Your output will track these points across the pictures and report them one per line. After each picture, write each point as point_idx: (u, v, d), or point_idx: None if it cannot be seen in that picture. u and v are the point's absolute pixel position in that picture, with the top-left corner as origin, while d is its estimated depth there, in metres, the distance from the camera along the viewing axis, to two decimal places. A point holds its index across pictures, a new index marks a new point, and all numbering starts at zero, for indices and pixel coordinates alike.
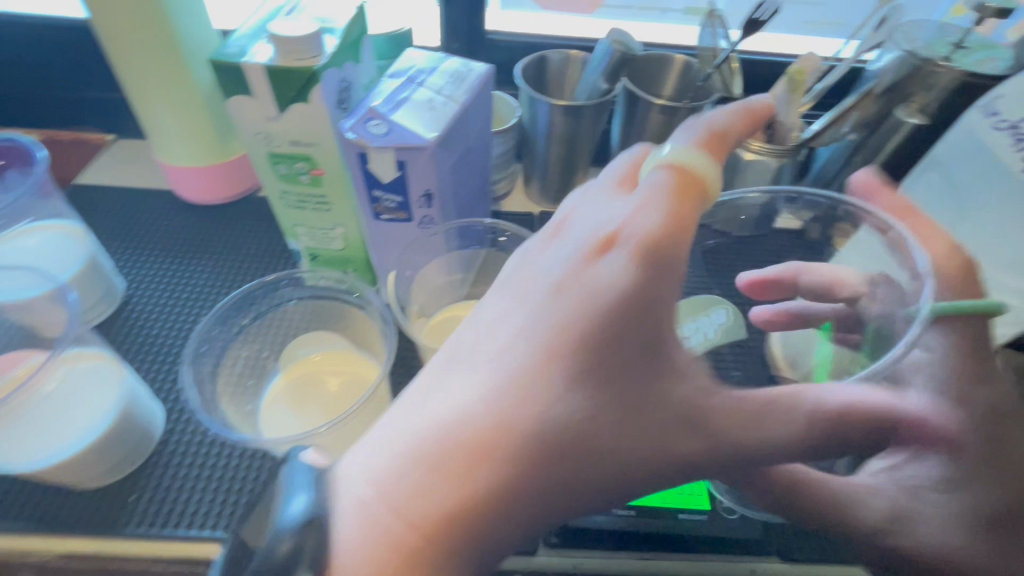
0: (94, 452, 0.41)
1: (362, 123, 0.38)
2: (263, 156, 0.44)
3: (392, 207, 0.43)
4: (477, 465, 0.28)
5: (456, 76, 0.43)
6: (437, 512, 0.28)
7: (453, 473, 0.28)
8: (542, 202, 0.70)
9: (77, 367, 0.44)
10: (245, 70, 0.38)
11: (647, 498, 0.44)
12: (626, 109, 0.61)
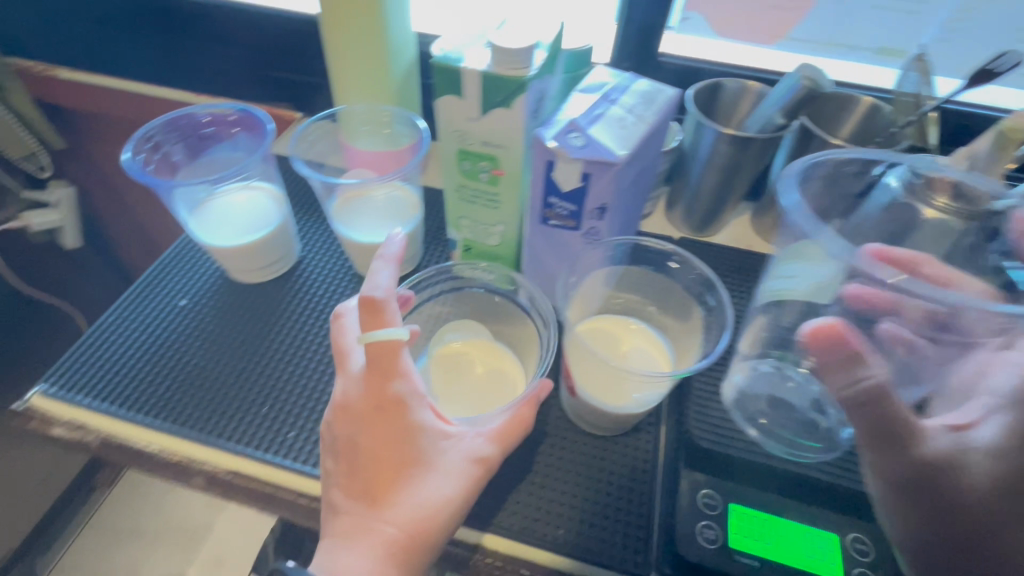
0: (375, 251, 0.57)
1: (562, 134, 0.40)
2: (453, 151, 0.47)
3: (563, 215, 0.45)
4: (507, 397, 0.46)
5: (646, 97, 0.45)
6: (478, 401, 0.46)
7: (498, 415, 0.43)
8: (683, 227, 0.69)
9: (393, 194, 0.60)
10: (462, 73, 0.41)
11: (775, 550, 0.42)
12: (797, 146, 0.59)
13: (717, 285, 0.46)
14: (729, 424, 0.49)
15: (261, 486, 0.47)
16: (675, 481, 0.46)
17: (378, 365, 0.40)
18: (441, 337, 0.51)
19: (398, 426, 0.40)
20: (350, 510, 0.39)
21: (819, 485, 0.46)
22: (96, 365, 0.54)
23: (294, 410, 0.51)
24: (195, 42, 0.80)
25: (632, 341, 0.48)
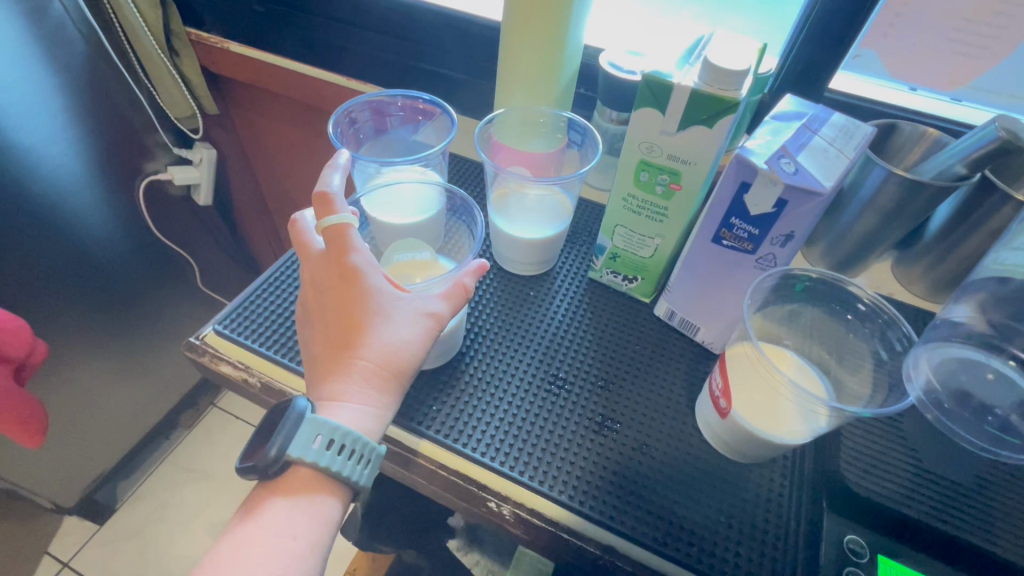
0: (518, 243, 0.59)
1: (771, 158, 0.40)
2: (634, 161, 0.49)
3: (740, 237, 0.45)
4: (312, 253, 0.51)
5: (845, 131, 0.45)
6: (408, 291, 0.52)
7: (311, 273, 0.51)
8: (819, 265, 0.68)
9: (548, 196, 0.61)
10: (671, 88, 0.43)
11: None
12: (969, 198, 0.57)
13: (907, 329, 0.46)
14: (877, 472, 0.48)
15: (407, 452, 0.50)
16: (818, 523, 0.45)
17: (336, 244, 0.47)
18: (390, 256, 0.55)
19: (358, 286, 0.46)
20: (328, 355, 0.46)
21: (970, 551, 0.44)
22: (259, 314, 0.58)
23: (439, 386, 0.54)
24: (359, 29, 0.86)
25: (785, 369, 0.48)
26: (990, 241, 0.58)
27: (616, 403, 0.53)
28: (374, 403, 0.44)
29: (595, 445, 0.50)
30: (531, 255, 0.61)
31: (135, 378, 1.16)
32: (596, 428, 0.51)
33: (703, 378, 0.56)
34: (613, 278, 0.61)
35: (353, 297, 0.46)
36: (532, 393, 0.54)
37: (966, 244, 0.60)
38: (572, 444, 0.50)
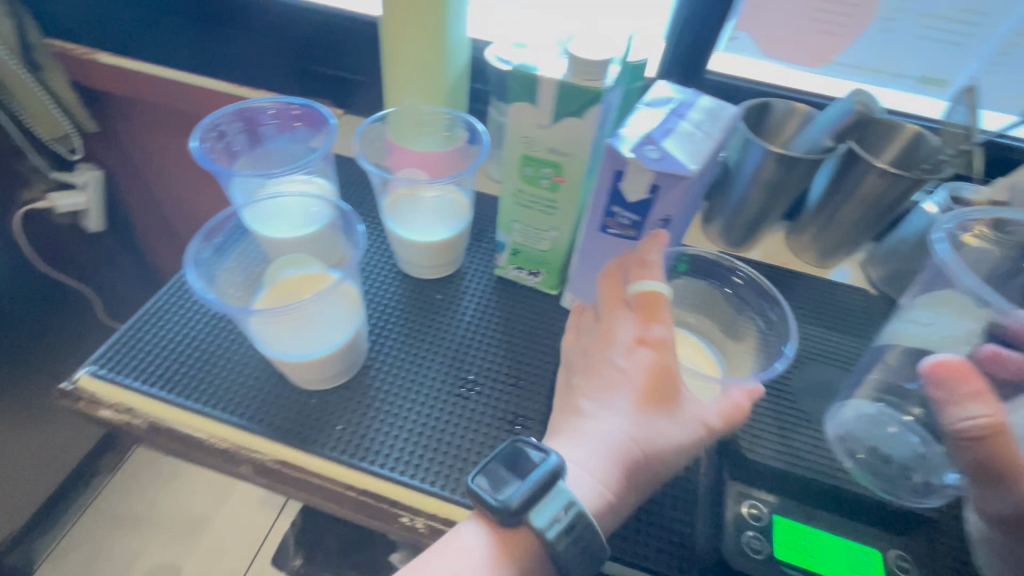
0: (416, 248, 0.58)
1: (638, 145, 0.41)
2: (517, 157, 0.48)
3: (624, 225, 0.46)
4: None
5: (712, 113, 0.46)
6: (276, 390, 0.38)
7: None
8: (719, 242, 0.71)
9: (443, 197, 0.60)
10: (538, 81, 0.42)
11: (821, 563, 0.43)
12: (840, 167, 0.61)
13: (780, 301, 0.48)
14: (775, 435, 0.51)
15: (312, 478, 0.48)
16: (720, 493, 0.47)
17: None
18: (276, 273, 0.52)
19: None
20: None
21: (855, 498, 0.47)
22: (140, 348, 0.54)
23: (345, 403, 0.52)
24: (245, 33, 0.81)
25: (680, 347, 0.50)
26: (862, 208, 0.62)
27: (528, 399, 0.53)
28: None
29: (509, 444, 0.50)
30: (434, 259, 0.60)
31: (37, 428, 1.05)
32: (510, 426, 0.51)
33: None
34: (519, 274, 0.61)
35: None
36: (442, 399, 0.52)
37: (842, 212, 0.64)
38: (485, 447, 0.50)
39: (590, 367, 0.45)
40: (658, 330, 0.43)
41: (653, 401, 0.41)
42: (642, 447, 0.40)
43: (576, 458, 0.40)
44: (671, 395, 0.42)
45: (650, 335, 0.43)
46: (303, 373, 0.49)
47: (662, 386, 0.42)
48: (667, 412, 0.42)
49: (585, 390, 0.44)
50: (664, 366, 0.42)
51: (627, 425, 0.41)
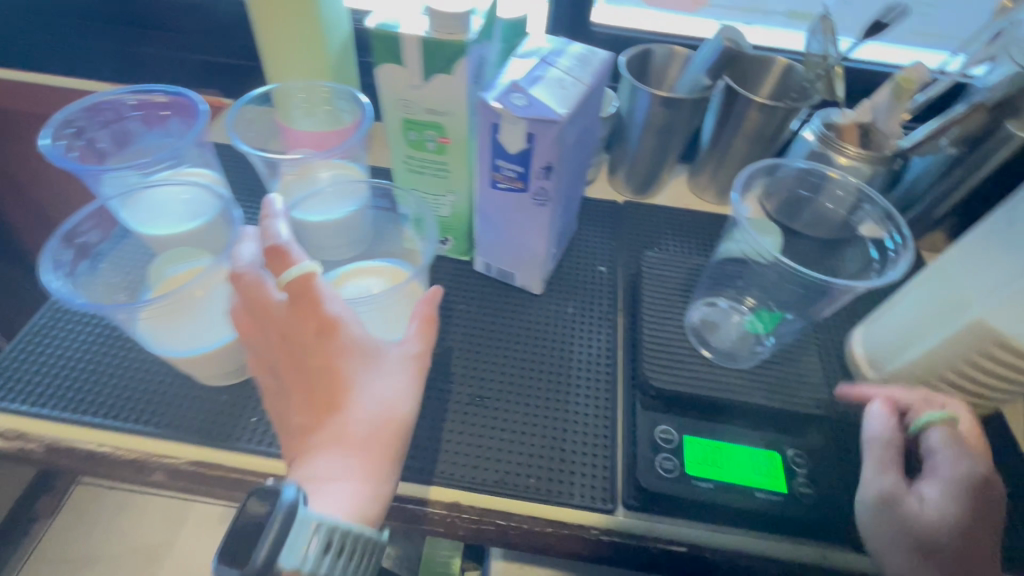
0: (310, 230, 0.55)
1: (505, 95, 0.42)
2: (398, 122, 0.47)
3: (511, 177, 0.46)
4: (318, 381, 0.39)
5: (582, 59, 0.46)
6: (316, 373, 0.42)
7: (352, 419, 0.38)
8: (625, 191, 0.73)
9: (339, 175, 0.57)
10: (401, 40, 0.42)
11: (725, 472, 0.47)
12: (723, 106, 0.64)
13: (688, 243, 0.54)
14: (677, 364, 0.52)
15: (230, 473, 0.47)
16: (634, 423, 0.49)
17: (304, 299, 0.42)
18: (162, 271, 0.50)
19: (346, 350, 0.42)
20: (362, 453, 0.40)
21: (756, 411, 0.50)
22: (22, 370, 0.50)
23: (258, 395, 0.50)
24: (107, 24, 0.74)
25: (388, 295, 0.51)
26: (748, 142, 0.65)
27: (447, 364, 0.53)
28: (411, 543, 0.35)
29: (430, 409, 0.50)
30: (336, 240, 0.57)
31: None
32: (430, 393, 0.51)
33: (529, 320, 0.58)
34: None
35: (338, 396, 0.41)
36: None
37: (732, 148, 0.67)
38: None
39: (291, 374, 0.43)
40: (330, 308, 0.43)
41: (357, 373, 0.43)
42: (368, 433, 0.41)
43: (332, 477, 0.40)
44: (365, 363, 0.43)
45: (322, 320, 0.42)
46: (224, 363, 0.48)
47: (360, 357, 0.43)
48: (374, 374, 0.43)
49: (301, 404, 0.43)
50: (341, 341, 0.43)
51: (350, 417, 0.41)
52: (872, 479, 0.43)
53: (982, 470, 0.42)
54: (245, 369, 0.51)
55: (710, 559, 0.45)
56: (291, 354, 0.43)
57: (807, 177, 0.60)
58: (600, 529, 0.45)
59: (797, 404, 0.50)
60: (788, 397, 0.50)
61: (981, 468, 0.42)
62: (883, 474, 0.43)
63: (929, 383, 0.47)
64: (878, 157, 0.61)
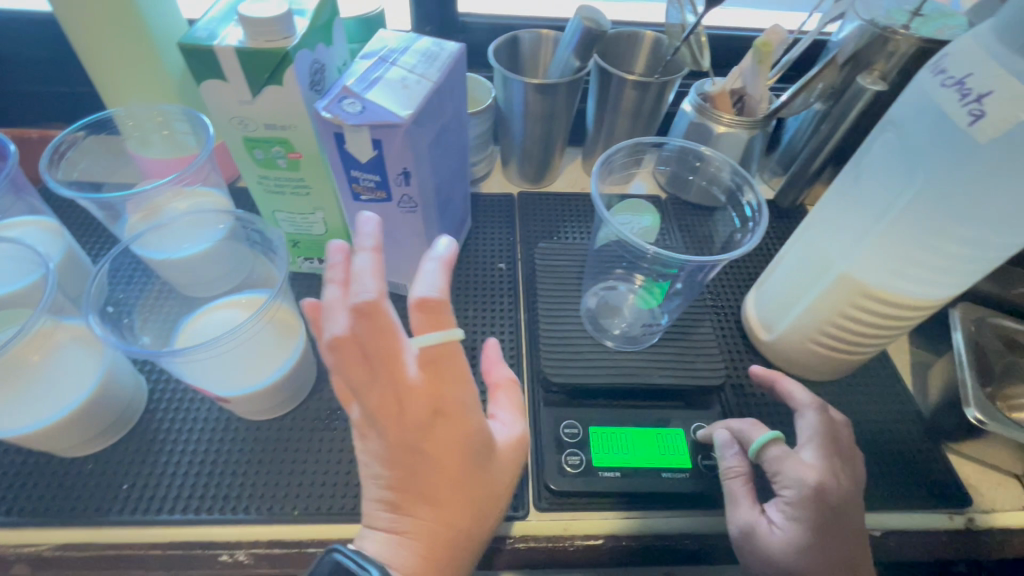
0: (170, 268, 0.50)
1: (337, 102, 0.39)
2: (239, 141, 0.43)
3: (371, 188, 0.44)
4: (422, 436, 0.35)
5: (429, 55, 0.44)
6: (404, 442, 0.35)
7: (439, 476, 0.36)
8: (522, 182, 0.71)
9: (194, 200, 0.52)
10: (216, 53, 0.38)
11: (629, 457, 0.46)
12: (600, 86, 0.63)
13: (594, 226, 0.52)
14: (579, 354, 0.51)
15: (103, 551, 0.42)
16: (541, 419, 0.48)
17: (442, 375, 0.35)
18: None
19: (464, 435, 0.36)
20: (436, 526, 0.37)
21: (657, 389, 0.50)
22: None
23: (129, 457, 0.46)
24: None
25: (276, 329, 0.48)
26: (630, 120, 0.65)
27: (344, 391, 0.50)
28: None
29: (327, 440, 0.47)
30: (205, 276, 0.51)
31: None
32: (325, 425, 0.48)
33: None
34: (312, 265, 0.57)
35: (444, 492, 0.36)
36: (246, 419, 0.48)
37: (616, 128, 0.66)
38: (297, 452, 0.47)
39: (395, 446, 0.35)
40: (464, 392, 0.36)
41: (468, 466, 0.37)
42: (461, 527, 0.37)
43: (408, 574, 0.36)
44: (483, 455, 0.37)
45: (447, 403, 0.35)
46: (82, 429, 0.43)
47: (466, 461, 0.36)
48: (481, 469, 0.38)
49: (392, 482, 0.36)
50: (467, 432, 0.36)
51: (447, 512, 0.37)
52: (731, 516, 0.42)
53: (814, 476, 0.41)
54: (117, 428, 0.46)
55: (629, 546, 0.44)
56: (401, 426, 0.34)
57: (684, 154, 0.60)
58: (515, 537, 0.44)
59: (695, 377, 0.50)
60: (685, 370, 0.51)
61: (812, 477, 0.41)
62: (739, 509, 0.42)
63: (813, 336, 0.49)
64: (752, 122, 0.62)
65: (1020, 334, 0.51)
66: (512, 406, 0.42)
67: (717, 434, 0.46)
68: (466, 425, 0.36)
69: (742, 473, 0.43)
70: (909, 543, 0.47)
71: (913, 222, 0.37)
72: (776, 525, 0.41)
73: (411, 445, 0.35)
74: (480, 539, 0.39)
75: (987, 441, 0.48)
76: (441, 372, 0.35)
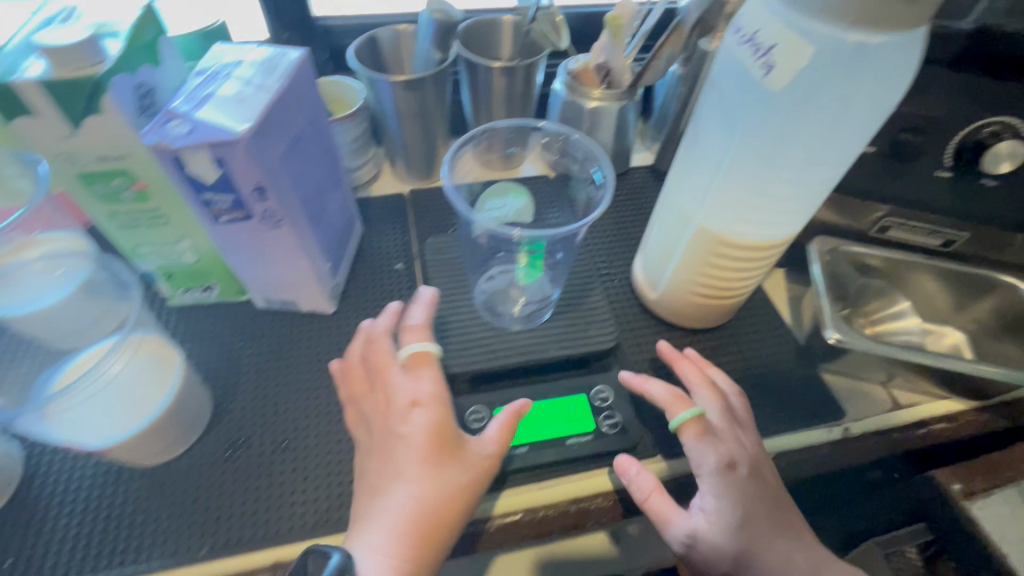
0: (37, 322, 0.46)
1: (162, 125, 0.37)
2: (73, 178, 0.41)
3: (229, 208, 0.42)
4: (401, 420, 0.45)
5: (268, 65, 0.43)
6: (387, 429, 0.45)
7: (411, 453, 0.43)
8: (411, 179, 0.71)
9: (49, 248, 0.47)
10: (17, 89, 0.35)
11: (536, 431, 0.48)
12: (469, 76, 0.64)
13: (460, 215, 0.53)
14: (477, 340, 0.52)
15: None
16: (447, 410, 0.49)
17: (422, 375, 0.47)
18: None
19: (437, 422, 0.44)
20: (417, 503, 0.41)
21: (553, 360, 0.52)
22: None
23: (10, 530, 0.42)
24: None
25: (143, 367, 0.46)
26: (504, 105, 0.66)
27: (245, 417, 0.49)
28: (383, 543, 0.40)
29: (230, 472, 0.46)
30: (74, 323, 0.48)
31: None
32: (227, 458, 0.47)
33: (333, 341, 0.55)
34: (195, 296, 0.54)
35: (420, 470, 0.42)
36: (140, 467, 0.46)
37: (494, 114, 0.67)
38: (202, 490, 0.45)
39: (383, 435, 0.45)
40: (437, 390, 0.46)
41: (441, 452, 0.43)
42: (433, 507, 0.41)
43: (375, 542, 0.40)
44: (455, 443, 0.44)
45: (422, 397, 0.45)
46: None
47: (442, 443, 0.43)
48: (454, 459, 0.43)
49: (376, 464, 0.44)
50: (442, 418, 0.44)
51: (422, 488, 0.42)
52: (670, 534, 0.44)
53: (724, 452, 0.45)
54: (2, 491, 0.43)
55: (546, 516, 0.46)
56: (384, 415, 0.46)
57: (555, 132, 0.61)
58: None
59: (587, 343, 0.52)
60: (579, 338, 0.53)
61: (724, 453, 0.44)
62: (674, 519, 0.44)
63: (691, 288, 0.52)
64: (618, 94, 0.65)
65: (867, 257, 0.57)
66: (502, 428, 0.45)
67: (619, 454, 0.47)
68: (437, 418, 0.44)
69: (654, 486, 0.44)
70: (797, 460, 0.51)
71: (742, 170, 0.41)
72: (707, 510, 0.44)
73: (393, 431, 0.44)
74: (451, 532, 0.42)
75: (853, 357, 0.53)
76: (414, 365, 0.47)
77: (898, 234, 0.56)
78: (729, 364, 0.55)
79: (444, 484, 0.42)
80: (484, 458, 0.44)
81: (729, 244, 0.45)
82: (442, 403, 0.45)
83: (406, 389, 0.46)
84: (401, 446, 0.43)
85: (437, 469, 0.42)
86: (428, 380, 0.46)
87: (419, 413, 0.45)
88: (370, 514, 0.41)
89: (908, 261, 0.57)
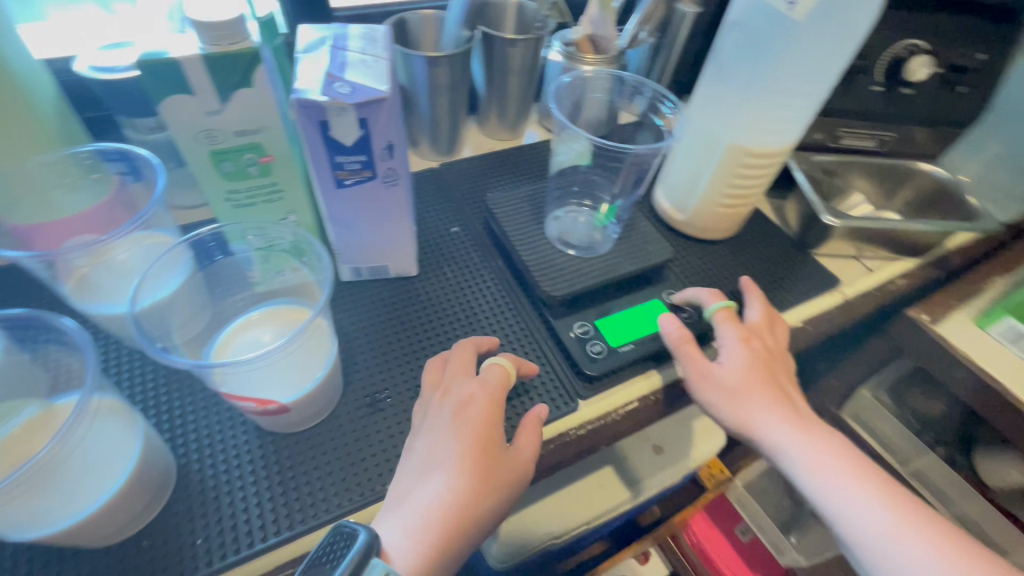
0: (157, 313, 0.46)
1: (328, 86, 0.41)
2: (205, 157, 0.42)
3: (356, 170, 0.46)
4: (464, 419, 0.46)
5: (370, 37, 0.47)
6: (441, 424, 0.46)
7: (466, 452, 0.45)
8: (435, 156, 0.76)
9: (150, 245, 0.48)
10: (180, 65, 0.37)
11: (633, 332, 0.57)
12: (485, 52, 0.71)
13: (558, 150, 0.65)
14: (562, 268, 0.59)
15: None
16: (555, 329, 0.56)
17: (487, 381, 0.48)
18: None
19: (488, 424, 0.46)
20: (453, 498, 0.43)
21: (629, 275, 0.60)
22: None
23: (184, 516, 0.42)
24: None
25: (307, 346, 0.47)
26: (516, 75, 0.73)
27: (373, 374, 0.52)
28: (412, 531, 0.41)
29: (380, 422, 0.49)
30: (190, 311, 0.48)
31: None
32: (371, 409, 0.50)
33: (425, 299, 0.59)
34: None
35: (468, 466, 0.44)
36: (293, 434, 0.48)
37: (507, 86, 0.74)
38: (359, 441, 0.48)
39: (438, 424, 0.46)
40: (496, 394, 0.48)
41: (485, 450, 0.45)
42: (461, 506, 0.43)
43: (397, 524, 0.41)
44: (501, 449, 0.46)
45: (480, 397, 0.47)
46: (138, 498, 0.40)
47: (489, 441, 0.45)
48: (496, 459, 0.45)
49: (423, 452, 0.45)
50: (492, 421, 0.46)
51: (459, 482, 0.43)
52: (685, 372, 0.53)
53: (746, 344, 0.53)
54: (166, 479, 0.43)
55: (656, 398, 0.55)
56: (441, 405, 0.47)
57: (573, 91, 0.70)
58: (574, 427, 0.52)
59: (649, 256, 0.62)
60: (642, 254, 0.62)
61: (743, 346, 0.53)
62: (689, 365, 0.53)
63: (722, 202, 0.63)
64: (610, 58, 0.74)
65: (829, 163, 0.72)
66: (533, 440, 0.47)
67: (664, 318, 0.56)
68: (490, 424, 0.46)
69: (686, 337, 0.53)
70: (819, 323, 0.65)
71: (768, 89, 0.53)
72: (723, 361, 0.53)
73: (449, 423, 0.46)
74: (465, 538, 0.43)
75: (838, 238, 0.68)
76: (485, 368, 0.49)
77: (850, 141, 0.72)
78: (750, 262, 0.68)
79: (485, 483, 0.44)
80: (518, 465, 0.46)
81: (756, 151, 0.57)
82: (495, 408, 0.47)
83: (469, 385, 0.48)
84: (457, 443, 0.45)
85: (477, 478, 0.44)
86: (496, 385, 0.48)
87: (475, 420, 0.46)
88: (397, 498, 0.42)
89: (857, 162, 0.73)
